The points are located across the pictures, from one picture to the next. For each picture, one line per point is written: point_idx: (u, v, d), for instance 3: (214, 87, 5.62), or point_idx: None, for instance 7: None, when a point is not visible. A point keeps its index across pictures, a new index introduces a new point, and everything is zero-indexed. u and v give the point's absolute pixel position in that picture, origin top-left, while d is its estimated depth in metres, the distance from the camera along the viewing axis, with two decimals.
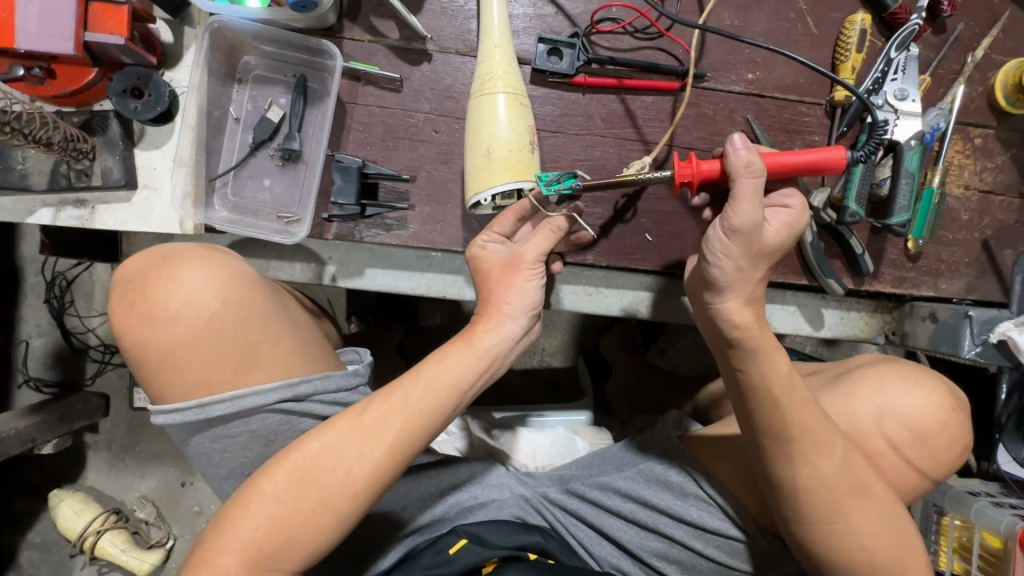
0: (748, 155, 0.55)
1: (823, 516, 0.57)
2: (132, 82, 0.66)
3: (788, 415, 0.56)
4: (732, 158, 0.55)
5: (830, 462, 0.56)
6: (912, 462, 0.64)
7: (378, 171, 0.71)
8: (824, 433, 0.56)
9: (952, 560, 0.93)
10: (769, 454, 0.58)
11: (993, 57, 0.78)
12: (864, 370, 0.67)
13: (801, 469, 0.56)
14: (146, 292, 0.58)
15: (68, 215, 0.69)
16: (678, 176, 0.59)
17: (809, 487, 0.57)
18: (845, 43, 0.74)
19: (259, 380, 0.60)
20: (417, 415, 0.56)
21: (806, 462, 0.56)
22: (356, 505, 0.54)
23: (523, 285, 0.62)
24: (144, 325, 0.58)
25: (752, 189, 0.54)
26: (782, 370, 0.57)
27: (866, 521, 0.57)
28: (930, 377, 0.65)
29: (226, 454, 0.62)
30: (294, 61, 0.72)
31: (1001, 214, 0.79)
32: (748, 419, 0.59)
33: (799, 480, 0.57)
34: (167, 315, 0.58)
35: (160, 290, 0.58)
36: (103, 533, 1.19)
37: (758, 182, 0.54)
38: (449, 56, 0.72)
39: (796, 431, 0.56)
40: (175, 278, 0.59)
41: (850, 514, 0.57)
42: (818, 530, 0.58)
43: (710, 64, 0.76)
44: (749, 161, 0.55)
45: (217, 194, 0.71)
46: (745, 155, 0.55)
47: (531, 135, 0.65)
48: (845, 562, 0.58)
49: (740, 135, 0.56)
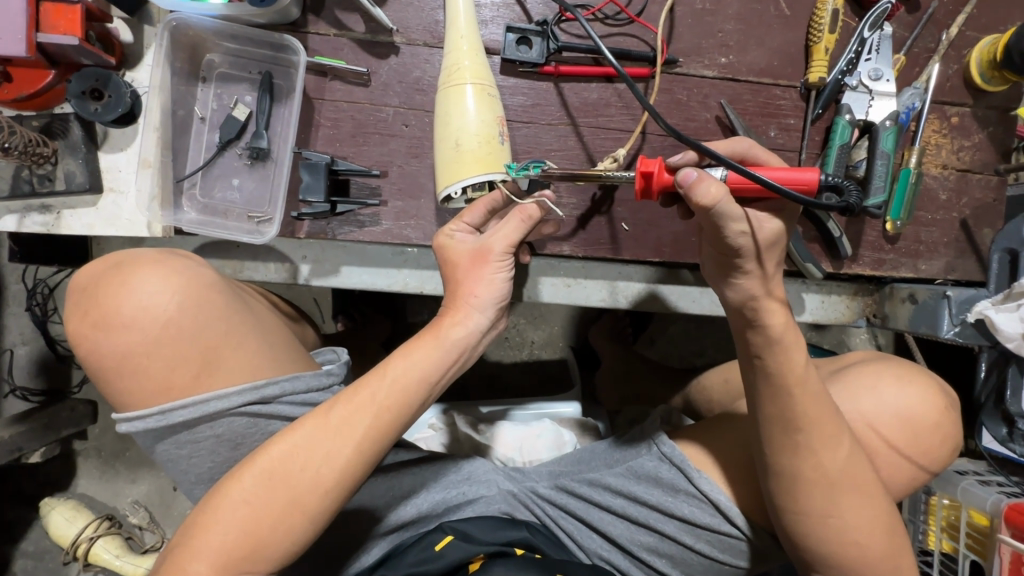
0: (701, 189, 0.49)
1: (821, 509, 0.57)
2: (91, 83, 0.65)
3: (800, 405, 0.55)
4: (693, 195, 0.50)
5: (837, 455, 0.56)
6: (906, 455, 0.63)
7: (348, 167, 0.70)
8: (835, 426, 0.56)
9: (940, 539, 0.92)
10: (773, 441, 0.57)
11: (968, 34, 0.77)
12: (852, 372, 0.67)
13: (807, 459, 0.56)
14: (99, 301, 0.58)
15: (33, 221, 0.68)
16: (638, 188, 0.56)
17: (814, 478, 0.56)
18: (817, 24, 0.73)
19: (222, 384, 0.60)
20: (384, 411, 0.55)
21: (811, 454, 0.56)
22: (327, 504, 0.54)
23: (490, 277, 0.62)
24: (100, 334, 0.57)
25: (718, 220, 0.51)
26: (798, 365, 0.56)
27: (860, 517, 0.57)
28: (920, 374, 0.65)
29: (193, 460, 0.62)
30: (258, 58, 0.71)
31: (979, 192, 0.78)
32: (758, 406, 0.58)
33: (804, 470, 0.56)
34: (122, 322, 0.57)
35: (113, 297, 0.58)
36: (96, 540, 1.17)
37: (723, 213, 0.50)
38: (417, 49, 0.71)
39: (811, 424, 0.55)
40: (127, 284, 0.58)
41: (847, 510, 0.57)
42: (821, 524, 0.57)
43: (682, 49, 0.75)
44: (707, 195, 0.49)
45: (185, 195, 0.70)
46: (704, 192, 0.49)
47: (499, 126, 0.64)
48: (841, 558, 0.58)
49: (689, 170, 0.50)
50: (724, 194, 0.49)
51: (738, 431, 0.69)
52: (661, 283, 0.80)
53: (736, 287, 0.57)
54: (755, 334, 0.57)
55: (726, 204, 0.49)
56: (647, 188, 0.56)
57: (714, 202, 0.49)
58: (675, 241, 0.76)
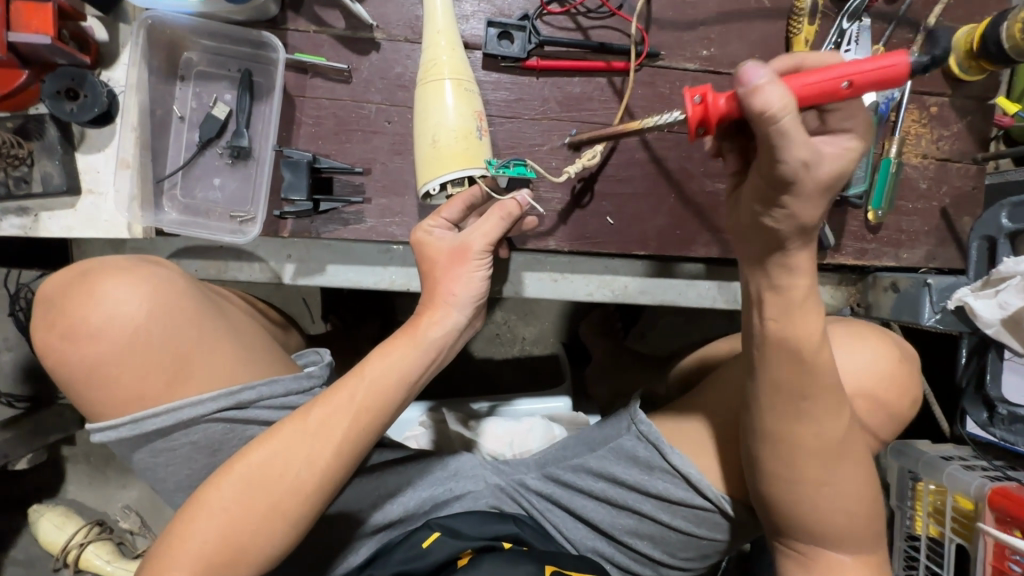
0: (771, 96, 0.39)
1: (807, 479, 0.57)
2: (66, 83, 0.64)
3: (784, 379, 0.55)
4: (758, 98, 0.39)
5: (829, 422, 0.56)
6: (874, 426, 0.65)
7: (330, 165, 0.69)
8: (837, 393, 0.55)
9: (927, 524, 0.94)
10: (773, 411, 0.56)
11: (945, 24, 0.78)
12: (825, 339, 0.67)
13: (786, 428, 0.56)
14: (65, 312, 0.57)
15: (10, 223, 0.67)
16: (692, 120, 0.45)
17: (792, 448, 0.56)
18: (797, 15, 0.73)
19: (194, 391, 0.59)
20: (364, 412, 0.55)
21: (788, 425, 0.56)
22: (308, 507, 0.54)
23: (468, 276, 0.62)
24: (66, 345, 0.57)
25: (794, 128, 0.40)
26: (810, 332, 0.52)
27: (839, 487, 0.58)
28: (886, 341, 0.66)
29: (170, 468, 0.62)
30: (237, 55, 0.70)
31: (958, 181, 0.79)
32: (762, 374, 0.55)
33: (780, 439, 0.56)
34: (88, 332, 0.57)
35: (78, 308, 0.57)
36: (86, 546, 1.16)
37: (792, 120, 0.40)
38: (398, 45, 0.71)
39: (814, 390, 0.54)
40: (94, 293, 0.57)
41: (839, 476, 0.57)
42: (814, 492, 0.57)
43: (663, 42, 0.75)
44: (765, 107, 0.39)
45: (166, 196, 0.69)
46: (769, 91, 0.39)
47: (479, 121, 0.64)
48: (833, 528, 0.59)
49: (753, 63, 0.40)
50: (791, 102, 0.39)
51: (717, 406, 0.68)
52: (648, 277, 0.80)
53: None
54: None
55: (794, 113, 0.40)
56: (702, 130, 0.45)
57: (786, 111, 0.39)
58: (660, 234, 0.77)
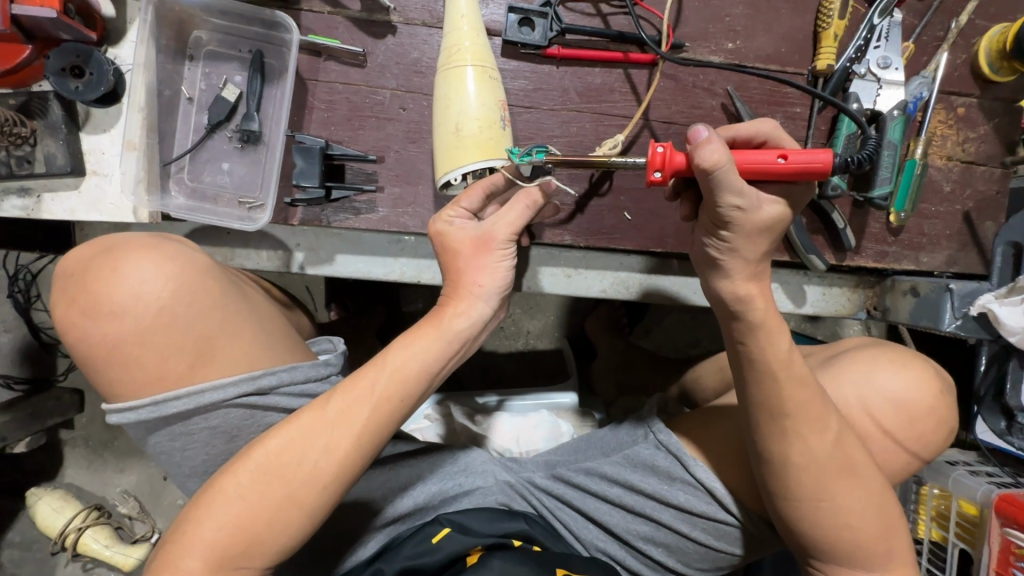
0: (705, 152, 0.46)
1: (813, 493, 0.57)
2: (71, 60, 0.62)
3: (805, 388, 0.55)
4: (697, 156, 0.47)
5: (827, 438, 0.56)
6: (897, 439, 0.63)
7: (343, 152, 0.67)
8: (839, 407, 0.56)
9: (930, 527, 0.93)
10: (762, 429, 0.56)
11: (977, 22, 0.76)
12: (844, 358, 0.66)
13: (810, 440, 0.55)
14: (87, 288, 0.55)
15: (11, 204, 0.66)
16: (648, 173, 0.51)
17: (816, 460, 0.56)
18: (827, 10, 0.71)
19: (217, 375, 0.58)
20: (385, 402, 0.54)
21: (813, 436, 0.55)
22: (324, 497, 0.52)
23: (493, 266, 0.60)
24: (87, 321, 0.55)
25: (727, 181, 0.48)
26: (784, 349, 0.55)
27: (861, 499, 0.57)
28: (913, 357, 0.65)
29: (187, 453, 0.61)
30: (248, 35, 0.68)
31: (983, 184, 0.78)
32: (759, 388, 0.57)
33: (805, 453, 0.56)
34: (110, 308, 0.55)
35: (102, 283, 0.55)
36: (85, 530, 1.15)
37: (726, 175, 0.47)
38: (415, 28, 0.68)
39: (820, 401, 0.55)
40: (118, 269, 0.56)
41: (845, 492, 0.57)
42: (832, 503, 0.57)
43: (688, 34, 0.73)
44: (702, 162, 0.47)
45: (172, 179, 0.67)
46: (707, 150, 0.46)
47: (502, 111, 0.62)
48: (845, 542, 0.58)
49: (702, 129, 0.48)
50: (727, 160, 0.47)
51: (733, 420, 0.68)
52: (663, 275, 0.79)
53: (730, 275, 0.56)
54: (734, 323, 0.56)
55: (728, 170, 0.47)
56: (658, 175, 0.51)
57: (717, 165, 0.46)
58: (678, 231, 0.75)
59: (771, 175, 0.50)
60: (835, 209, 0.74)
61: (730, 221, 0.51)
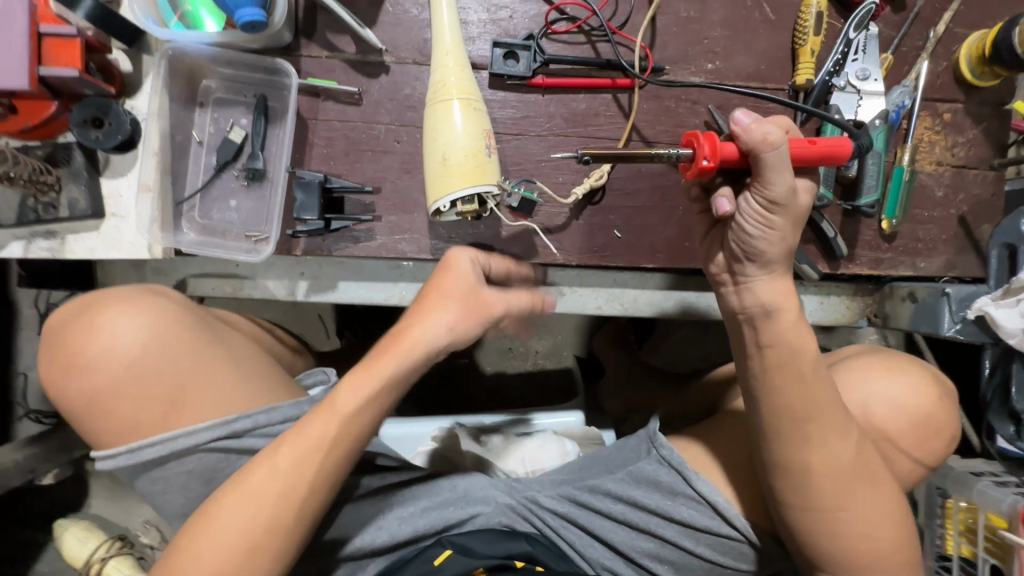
0: (766, 126, 0.50)
1: (810, 502, 0.56)
2: (92, 112, 0.68)
3: (801, 398, 0.56)
4: (756, 131, 0.50)
5: (821, 450, 0.56)
6: (901, 447, 0.62)
7: (342, 185, 0.71)
8: (840, 417, 0.56)
9: (959, 543, 0.90)
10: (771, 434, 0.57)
11: (956, 30, 0.77)
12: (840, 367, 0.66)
13: (809, 449, 0.56)
14: (68, 345, 0.60)
15: (38, 246, 0.71)
16: (701, 160, 0.53)
17: (818, 470, 0.56)
18: (803, 27, 0.73)
19: (190, 420, 0.61)
20: (353, 425, 0.57)
21: (810, 447, 0.56)
22: (304, 518, 0.56)
23: (472, 327, 0.58)
24: (68, 376, 0.59)
25: (785, 157, 0.51)
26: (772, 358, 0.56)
27: (866, 509, 0.57)
28: (911, 365, 0.65)
29: (166, 495, 0.63)
30: (253, 81, 0.73)
31: (976, 187, 0.78)
32: (763, 399, 0.58)
33: (806, 461, 0.56)
34: (88, 363, 0.59)
35: (81, 340, 0.59)
36: (109, 560, 1.15)
37: (784, 150, 0.50)
38: (407, 67, 0.73)
39: (814, 410, 0.56)
40: (95, 326, 0.59)
41: (860, 500, 0.57)
42: (832, 514, 0.57)
43: (668, 57, 0.76)
44: (764, 134, 0.50)
45: (185, 217, 0.72)
46: (767, 125, 0.50)
47: (488, 139, 0.65)
48: (853, 554, 0.58)
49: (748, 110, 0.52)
50: (783, 135, 0.50)
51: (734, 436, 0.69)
52: (656, 289, 0.80)
53: None
54: None
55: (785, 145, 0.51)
56: (708, 163, 0.53)
57: (777, 138, 0.50)
58: (669, 246, 0.76)
59: (805, 161, 0.54)
60: (824, 218, 0.74)
61: (784, 205, 0.53)
